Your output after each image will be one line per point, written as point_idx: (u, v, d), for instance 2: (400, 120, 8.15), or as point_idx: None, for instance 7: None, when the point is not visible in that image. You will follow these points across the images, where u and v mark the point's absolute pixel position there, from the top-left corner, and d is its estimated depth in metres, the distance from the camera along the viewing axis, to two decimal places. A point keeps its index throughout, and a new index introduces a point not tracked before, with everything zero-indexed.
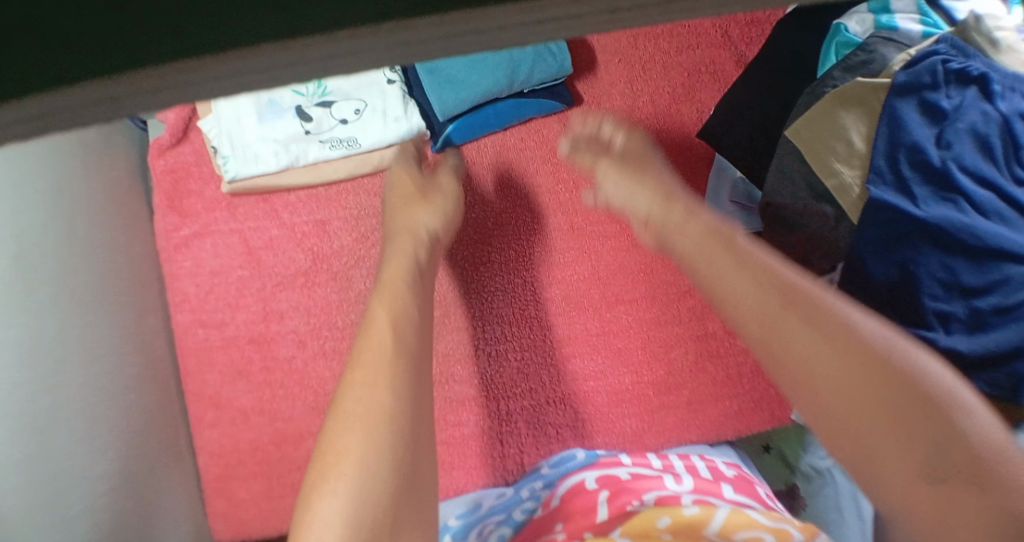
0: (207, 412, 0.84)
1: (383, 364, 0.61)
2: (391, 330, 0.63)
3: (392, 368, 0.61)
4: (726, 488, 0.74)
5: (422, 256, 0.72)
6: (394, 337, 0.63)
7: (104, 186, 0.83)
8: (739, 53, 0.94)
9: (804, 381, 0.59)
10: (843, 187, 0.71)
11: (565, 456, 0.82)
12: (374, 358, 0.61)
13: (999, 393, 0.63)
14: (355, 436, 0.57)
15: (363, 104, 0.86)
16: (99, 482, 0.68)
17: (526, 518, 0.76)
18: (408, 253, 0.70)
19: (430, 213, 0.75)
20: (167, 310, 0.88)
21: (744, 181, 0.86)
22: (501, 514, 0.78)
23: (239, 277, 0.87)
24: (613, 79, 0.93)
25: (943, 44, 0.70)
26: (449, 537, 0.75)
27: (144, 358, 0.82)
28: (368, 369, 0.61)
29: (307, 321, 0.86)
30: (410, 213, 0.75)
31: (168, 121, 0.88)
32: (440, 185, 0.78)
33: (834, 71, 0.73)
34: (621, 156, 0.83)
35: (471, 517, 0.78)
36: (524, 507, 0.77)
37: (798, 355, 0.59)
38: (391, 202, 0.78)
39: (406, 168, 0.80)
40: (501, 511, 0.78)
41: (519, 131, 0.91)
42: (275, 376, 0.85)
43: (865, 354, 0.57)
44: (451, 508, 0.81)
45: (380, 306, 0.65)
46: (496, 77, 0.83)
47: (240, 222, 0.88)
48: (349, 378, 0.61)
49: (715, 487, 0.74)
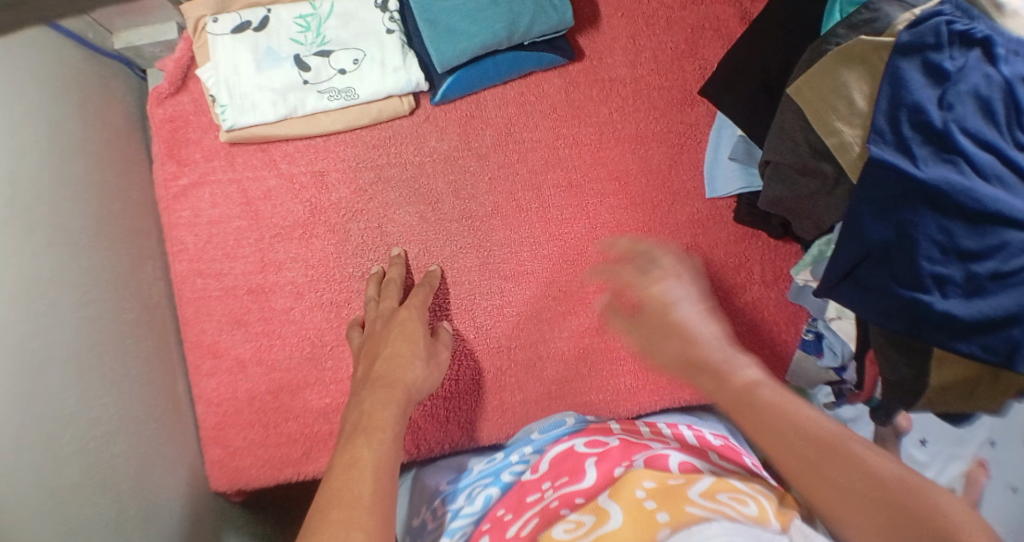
0: (205, 360, 0.85)
1: (386, 428, 0.65)
2: (389, 403, 0.68)
3: (392, 431, 0.65)
4: (713, 454, 0.73)
5: (418, 352, 0.76)
6: (396, 408, 0.68)
7: (101, 133, 0.83)
8: (744, 10, 0.93)
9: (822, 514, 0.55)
10: (843, 146, 0.71)
11: (552, 423, 0.82)
12: (379, 421, 0.65)
13: (994, 359, 0.63)
14: (364, 480, 0.58)
15: (362, 54, 0.84)
16: (92, 426, 0.68)
17: (513, 479, 0.75)
18: (408, 351, 0.75)
19: (413, 313, 0.80)
20: (165, 259, 0.89)
21: (743, 140, 0.84)
22: (489, 476, 0.77)
23: (237, 227, 0.87)
24: (616, 34, 0.91)
25: (947, 5, 0.69)
26: (444, 502, 0.75)
27: (141, 306, 0.82)
28: (369, 437, 0.63)
29: (305, 273, 0.87)
30: (397, 316, 0.79)
31: (167, 69, 0.87)
32: (418, 322, 0.79)
33: (838, 30, 0.74)
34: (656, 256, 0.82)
35: (462, 483, 0.78)
36: (513, 469, 0.77)
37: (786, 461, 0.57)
38: (377, 302, 0.83)
39: (393, 273, 0.85)
40: (490, 474, 0.77)
41: (519, 85, 0.90)
42: (273, 326, 0.86)
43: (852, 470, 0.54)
44: (443, 476, 0.81)
45: (377, 401, 0.68)
46: (494, 29, 0.82)
47: (238, 172, 0.88)
48: (349, 442, 0.63)
49: (702, 452, 0.73)
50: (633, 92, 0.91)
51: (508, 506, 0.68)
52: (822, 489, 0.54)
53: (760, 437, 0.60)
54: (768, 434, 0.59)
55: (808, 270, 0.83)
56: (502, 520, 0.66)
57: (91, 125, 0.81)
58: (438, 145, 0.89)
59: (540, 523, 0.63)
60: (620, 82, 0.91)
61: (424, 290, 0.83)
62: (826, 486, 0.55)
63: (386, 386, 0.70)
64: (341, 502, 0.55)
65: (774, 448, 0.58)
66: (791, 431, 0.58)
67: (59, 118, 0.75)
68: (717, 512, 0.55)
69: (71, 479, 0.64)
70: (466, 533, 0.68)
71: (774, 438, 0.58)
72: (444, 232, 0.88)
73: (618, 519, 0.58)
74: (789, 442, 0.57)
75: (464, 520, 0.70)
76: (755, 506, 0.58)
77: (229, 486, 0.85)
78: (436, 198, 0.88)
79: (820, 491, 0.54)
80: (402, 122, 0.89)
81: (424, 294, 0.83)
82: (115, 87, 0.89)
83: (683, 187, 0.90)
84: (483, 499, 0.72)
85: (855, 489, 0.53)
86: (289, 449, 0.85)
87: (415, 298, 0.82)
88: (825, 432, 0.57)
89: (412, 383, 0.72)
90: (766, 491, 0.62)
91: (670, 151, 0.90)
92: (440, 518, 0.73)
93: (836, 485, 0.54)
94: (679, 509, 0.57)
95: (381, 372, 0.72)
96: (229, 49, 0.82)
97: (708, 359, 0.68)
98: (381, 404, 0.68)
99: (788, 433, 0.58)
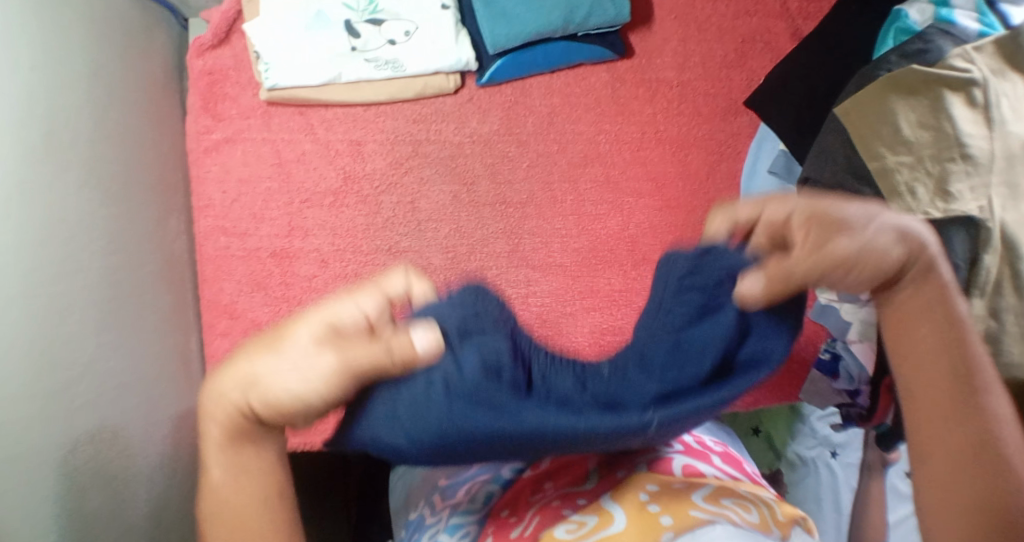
0: (220, 320, 0.84)
1: (239, 440, 0.51)
2: (240, 406, 0.49)
3: (255, 443, 0.52)
4: (714, 458, 0.74)
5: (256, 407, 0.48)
6: (262, 428, 0.51)
7: (140, 77, 0.82)
8: (795, 26, 0.93)
9: (950, 402, 0.51)
10: (885, 171, 0.70)
11: None
12: (238, 450, 0.51)
13: None
14: (228, 482, 0.52)
15: (414, 26, 0.84)
16: (110, 373, 0.68)
17: (514, 478, 0.74)
18: (236, 361, 0.49)
19: None
20: (189, 213, 0.87)
21: (784, 155, 0.84)
22: (490, 474, 0.76)
23: (267, 189, 0.86)
24: (666, 36, 0.92)
25: (977, 73, 0.68)
26: (437, 497, 0.76)
27: (163, 257, 0.81)
28: (240, 452, 0.51)
29: (331, 242, 0.85)
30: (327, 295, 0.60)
31: (212, 20, 0.86)
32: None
33: (891, 57, 0.73)
34: None
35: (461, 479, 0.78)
36: (514, 468, 0.76)
37: (952, 371, 0.51)
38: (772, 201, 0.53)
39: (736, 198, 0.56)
40: (490, 472, 0.77)
41: (565, 75, 0.90)
42: (293, 293, 0.84)
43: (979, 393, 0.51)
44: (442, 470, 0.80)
45: (217, 424, 0.51)
46: (550, 17, 0.84)
47: (274, 132, 0.87)
48: (213, 462, 0.52)
49: (704, 455, 0.73)
50: (678, 95, 0.91)
51: (510, 506, 0.67)
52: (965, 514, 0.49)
53: (921, 336, 0.52)
54: (943, 429, 0.51)
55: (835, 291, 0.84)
56: (506, 522, 0.65)
57: (129, 66, 0.80)
58: (479, 127, 0.88)
59: (542, 522, 0.61)
60: (666, 84, 0.91)
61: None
62: (945, 473, 0.50)
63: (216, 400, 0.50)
64: None
65: (950, 436, 0.50)
66: (952, 349, 0.51)
67: (101, 57, 0.75)
68: (720, 516, 0.54)
69: (86, 429, 0.63)
70: (468, 532, 0.68)
71: (944, 390, 0.51)
72: (476, 215, 0.86)
73: (622, 520, 0.56)
74: (954, 355, 0.51)
75: (463, 519, 0.69)
76: (757, 511, 0.57)
77: None
78: (472, 179, 0.87)
79: (943, 448, 0.51)
80: (445, 100, 0.88)
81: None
82: (159, 35, 0.88)
83: (719, 194, 0.89)
84: (484, 496, 0.72)
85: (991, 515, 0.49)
86: None
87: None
88: (1015, 432, 0.51)
89: (234, 402, 0.48)
90: (769, 500, 0.61)
91: (710, 158, 0.90)
92: (440, 513, 0.73)
93: (963, 477, 0.50)
94: (682, 512, 0.55)
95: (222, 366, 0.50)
96: (280, 5, 0.83)
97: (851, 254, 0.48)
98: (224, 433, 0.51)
99: (937, 345, 0.51)
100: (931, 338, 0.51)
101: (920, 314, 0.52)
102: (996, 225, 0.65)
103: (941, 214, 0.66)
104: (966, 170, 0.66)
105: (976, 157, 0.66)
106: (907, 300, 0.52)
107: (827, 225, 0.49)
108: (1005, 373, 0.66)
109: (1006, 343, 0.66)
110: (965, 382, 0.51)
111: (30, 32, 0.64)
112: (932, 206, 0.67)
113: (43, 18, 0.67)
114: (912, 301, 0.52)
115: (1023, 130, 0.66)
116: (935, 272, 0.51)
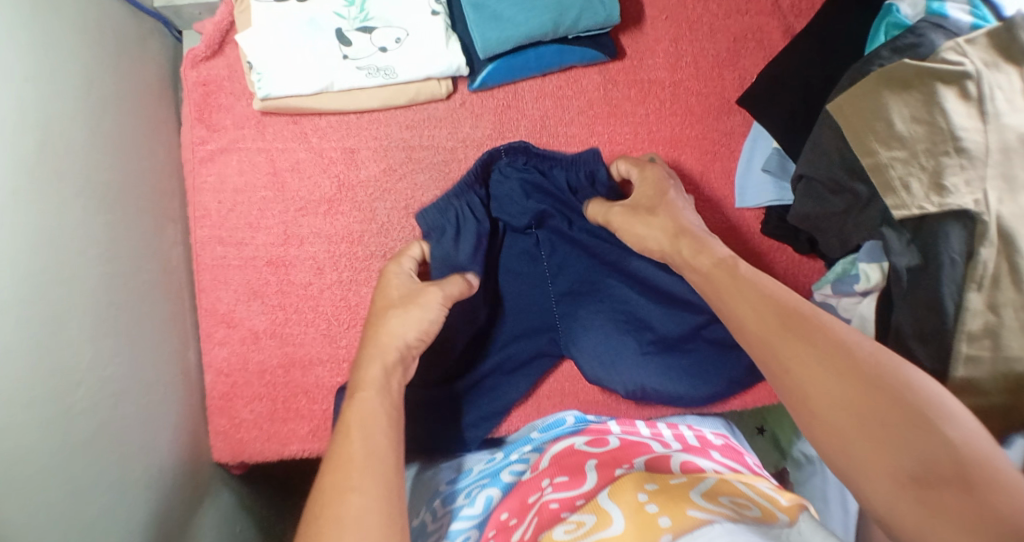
0: (219, 329, 0.85)
1: (377, 382, 0.66)
2: (384, 341, 0.70)
3: (385, 399, 0.65)
4: (714, 454, 0.73)
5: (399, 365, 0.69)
6: (383, 368, 0.68)
7: (132, 87, 0.82)
8: (787, 24, 0.94)
9: (795, 357, 0.55)
10: (878, 167, 0.69)
11: (554, 421, 0.82)
12: (363, 402, 0.64)
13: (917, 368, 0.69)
14: (352, 439, 0.60)
15: (405, 32, 0.84)
16: (105, 385, 0.67)
17: (514, 479, 0.74)
18: (396, 334, 0.71)
19: (404, 319, 0.72)
20: (186, 223, 0.88)
21: (778, 152, 0.84)
22: (489, 477, 0.76)
23: (262, 197, 0.87)
24: (658, 36, 0.93)
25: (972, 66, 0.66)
26: (439, 501, 0.75)
27: (161, 266, 0.82)
28: (368, 390, 0.65)
29: (327, 249, 0.87)
30: (388, 318, 0.72)
31: (205, 32, 0.87)
32: (401, 284, 0.76)
33: (882, 51, 0.72)
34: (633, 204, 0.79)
35: (462, 483, 0.77)
36: (513, 469, 0.76)
37: (781, 329, 0.57)
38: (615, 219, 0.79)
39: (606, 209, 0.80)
40: (490, 474, 0.76)
41: (558, 78, 0.91)
42: (291, 300, 0.86)
43: (828, 334, 0.55)
44: (443, 476, 0.79)
45: (363, 375, 0.67)
46: (541, 20, 0.84)
47: (268, 141, 0.88)
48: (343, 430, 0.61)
49: (702, 451, 0.73)
50: (671, 95, 0.92)
51: (512, 510, 0.66)
52: (939, 511, 0.45)
53: (743, 311, 0.62)
54: (816, 384, 0.53)
55: (830, 286, 0.83)
56: (507, 524, 0.65)
57: (124, 77, 0.80)
58: (472, 132, 0.89)
59: (538, 525, 0.60)
60: (659, 84, 0.92)
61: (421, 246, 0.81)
62: (850, 423, 0.50)
63: (377, 339, 0.71)
64: (334, 499, 0.55)
65: (836, 398, 0.52)
66: (767, 308, 0.60)
67: (93, 68, 0.75)
68: (717, 515, 0.54)
69: (80, 436, 0.63)
70: (469, 535, 0.67)
71: (798, 352, 0.55)
72: None
73: (619, 522, 0.56)
74: (773, 318, 0.59)
75: (466, 522, 0.68)
76: (757, 509, 0.57)
77: (232, 457, 0.84)
78: None
79: (823, 399, 0.52)
80: (438, 106, 0.90)
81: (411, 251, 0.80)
82: (152, 48, 0.88)
83: (713, 194, 0.91)
84: (484, 500, 0.71)
85: (991, 529, 0.43)
86: (295, 425, 0.84)
87: (406, 256, 0.79)
88: (874, 350, 0.54)
89: (386, 348, 0.70)
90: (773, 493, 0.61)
91: (704, 158, 0.91)
92: (440, 518, 0.72)
93: (861, 416, 0.50)
94: (680, 512, 0.55)
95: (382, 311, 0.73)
96: (270, 13, 0.83)
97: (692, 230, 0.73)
98: (370, 361, 0.68)
99: (755, 304, 0.61)
100: (748, 297, 0.62)
101: (736, 300, 0.63)
102: (992, 218, 0.64)
103: (937, 208, 0.66)
104: (961, 163, 0.66)
105: (971, 150, 0.65)
106: (727, 289, 0.64)
107: (642, 207, 0.78)
108: (1004, 366, 0.64)
109: (1005, 336, 0.64)
110: (801, 327, 0.57)
111: (26, 45, 0.65)
112: (927, 200, 0.67)
113: (38, 32, 0.67)
114: (727, 275, 0.65)
115: (1017, 122, 0.65)
116: (736, 261, 0.67)
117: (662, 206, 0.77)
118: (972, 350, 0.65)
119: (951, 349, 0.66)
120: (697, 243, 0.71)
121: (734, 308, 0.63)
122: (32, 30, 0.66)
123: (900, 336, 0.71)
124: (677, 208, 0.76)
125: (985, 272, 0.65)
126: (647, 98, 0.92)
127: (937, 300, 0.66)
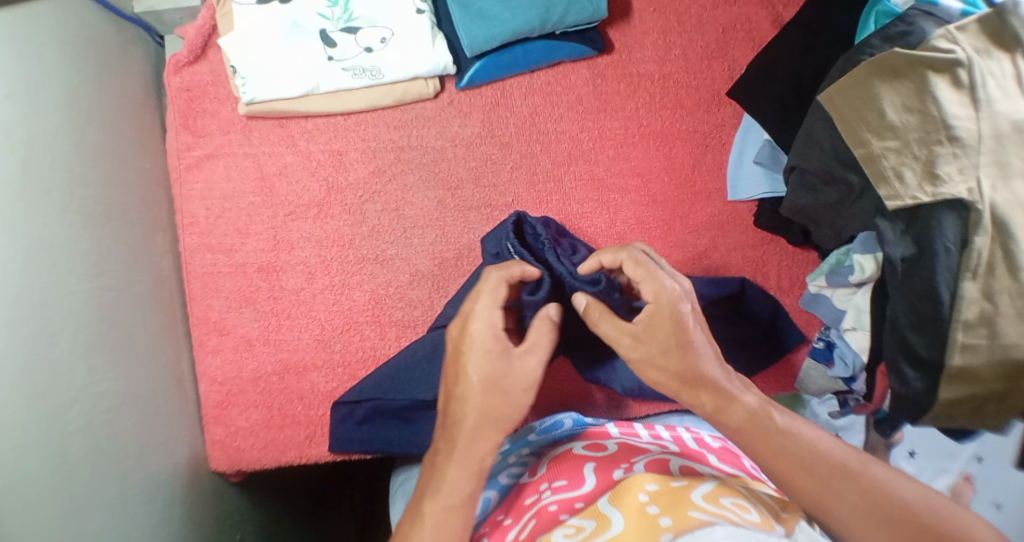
0: (211, 337, 0.84)
1: (463, 485, 0.60)
2: (473, 430, 0.61)
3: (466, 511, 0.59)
4: (710, 458, 0.72)
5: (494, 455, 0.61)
6: (469, 467, 0.60)
7: (116, 97, 0.81)
8: (776, 13, 0.93)
9: (865, 519, 0.56)
10: (871, 157, 0.69)
11: (553, 423, 0.81)
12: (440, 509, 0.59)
13: (913, 358, 0.68)
14: None
15: (390, 32, 0.83)
16: (99, 401, 0.67)
17: (512, 482, 0.74)
18: (489, 424, 0.61)
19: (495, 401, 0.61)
20: (174, 231, 0.87)
21: (770, 144, 0.84)
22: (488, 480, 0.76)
23: (250, 203, 0.86)
24: (646, 29, 0.92)
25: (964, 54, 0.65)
26: None
27: (152, 277, 0.81)
28: (444, 496, 0.59)
29: (318, 253, 0.86)
30: (474, 395, 0.61)
31: (187, 37, 0.86)
32: (487, 336, 0.62)
33: (873, 40, 0.71)
34: (644, 330, 0.64)
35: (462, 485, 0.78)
36: (512, 472, 0.75)
37: (839, 489, 0.57)
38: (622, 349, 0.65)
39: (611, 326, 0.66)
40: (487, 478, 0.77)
41: (546, 74, 0.90)
42: (282, 306, 0.85)
43: (888, 489, 0.57)
44: None
45: (446, 475, 0.60)
46: (527, 17, 0.83)
47: (255, 146, 0.87)
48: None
49: (700, 455, 0.72)
50: (660, 89, 0.91)
51: (507, 511, 0.67)
52: None
53: (784, 471, 0.58)
54: None
55: (824, 278, 0.82)
56: (501, 525, 0.65)
57: (107, 86, 0.79)
58: (461, 131, 0.89)
59: (538, 526, 0.60)
60: (649, 78, 0.91)
61: (504, 272, 0.65)
62: None
63: (461, 419, 0.61)
64: None
65: None
66: (811, 465, 0.58)
67: (75, 78, 0.74)
68: (719, 516, 0.53)
69: (76, 454, 0.62)
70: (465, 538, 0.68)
71: (863, 513, 0.56)
72: (462, 219, 0.87)
73: (620, 524, 0.56)
74: (824, 475, 0.58)
75: None
76: (760, 513, 0.56)
77: (229, 466, 0.84)
78: (457, 184, 0.88)
79: None
80: (425, 105, 0.88)
81: (497, 291, 0.63)
82: (134, 55, 0.87)
83: (706, 188, 0.90)
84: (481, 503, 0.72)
85: None
86: (292, 432, 0.83)
87: (489, 290, 0.63)
88: (927, 495, 0.57)
89: (476, 442, 0.61)
90: (771, 500, 0.60)
91: (695, 151, 0.90)
92: None
93: None
94: (681, 514, 0.55)
95: (465, 379, 0.62)
96: (252, 16, 0.82)
97: (711, 376, 0.63)
98: (452, 459, 0.60)
99: (798, 460, 0.58)
100: (789, 447, 0.59)
101: (772, 457, 0.59)
102: (986, 206, 0.63)
103: (930, 197, 0.65)
104: (954, 152, 0.64)
105: (964, 138, 0.64)
106: (760, 448, 0.60)
107: (659, 340, 0.63)
108: (1001, 353, 0.64)
109: (1002, 324, 0.63)
110: (859, 484, 0.57)
111: (7, 60, 0.63)
112: (921, 189, 0.66)
113: (18, 43, 0.66)
114: (759, 428, 0.60)
115: (1010, 110, 0.64)
116: (764, 407, 0.62)
117: (677, 344, 0.63)
118: (968, 339, 0.64)
119: (948, 338, 0.65)
120: (718, 390, 0.62)
121: (772, 463, 0.59)
122: (12, 43, 0.65)
123: (895, 326, 0.69)
124: (694, 346, 0.63)
125: (977, 259, 0.63)
126: (636, 92, 0.91)
127: (931, 290, 0.65)
